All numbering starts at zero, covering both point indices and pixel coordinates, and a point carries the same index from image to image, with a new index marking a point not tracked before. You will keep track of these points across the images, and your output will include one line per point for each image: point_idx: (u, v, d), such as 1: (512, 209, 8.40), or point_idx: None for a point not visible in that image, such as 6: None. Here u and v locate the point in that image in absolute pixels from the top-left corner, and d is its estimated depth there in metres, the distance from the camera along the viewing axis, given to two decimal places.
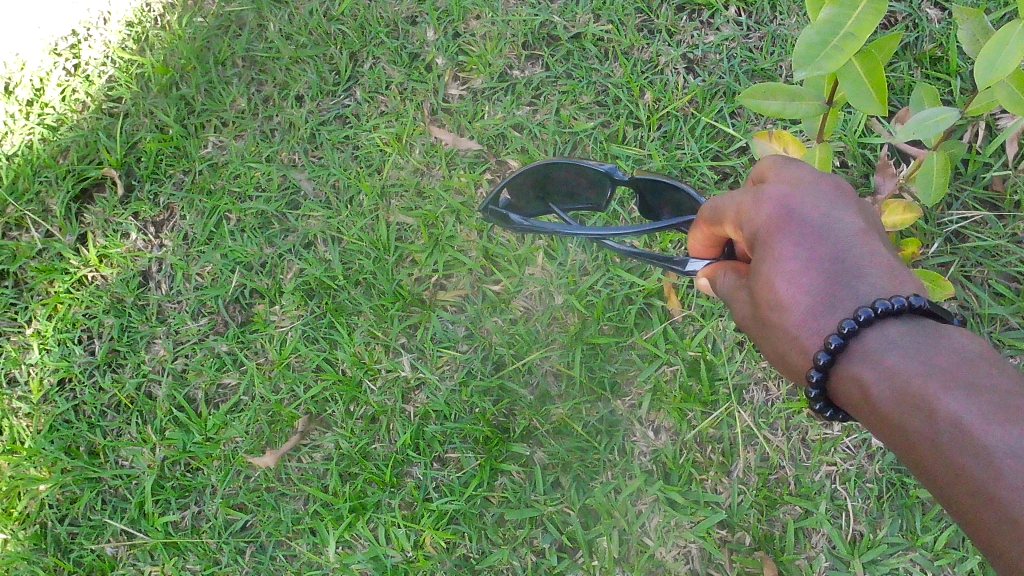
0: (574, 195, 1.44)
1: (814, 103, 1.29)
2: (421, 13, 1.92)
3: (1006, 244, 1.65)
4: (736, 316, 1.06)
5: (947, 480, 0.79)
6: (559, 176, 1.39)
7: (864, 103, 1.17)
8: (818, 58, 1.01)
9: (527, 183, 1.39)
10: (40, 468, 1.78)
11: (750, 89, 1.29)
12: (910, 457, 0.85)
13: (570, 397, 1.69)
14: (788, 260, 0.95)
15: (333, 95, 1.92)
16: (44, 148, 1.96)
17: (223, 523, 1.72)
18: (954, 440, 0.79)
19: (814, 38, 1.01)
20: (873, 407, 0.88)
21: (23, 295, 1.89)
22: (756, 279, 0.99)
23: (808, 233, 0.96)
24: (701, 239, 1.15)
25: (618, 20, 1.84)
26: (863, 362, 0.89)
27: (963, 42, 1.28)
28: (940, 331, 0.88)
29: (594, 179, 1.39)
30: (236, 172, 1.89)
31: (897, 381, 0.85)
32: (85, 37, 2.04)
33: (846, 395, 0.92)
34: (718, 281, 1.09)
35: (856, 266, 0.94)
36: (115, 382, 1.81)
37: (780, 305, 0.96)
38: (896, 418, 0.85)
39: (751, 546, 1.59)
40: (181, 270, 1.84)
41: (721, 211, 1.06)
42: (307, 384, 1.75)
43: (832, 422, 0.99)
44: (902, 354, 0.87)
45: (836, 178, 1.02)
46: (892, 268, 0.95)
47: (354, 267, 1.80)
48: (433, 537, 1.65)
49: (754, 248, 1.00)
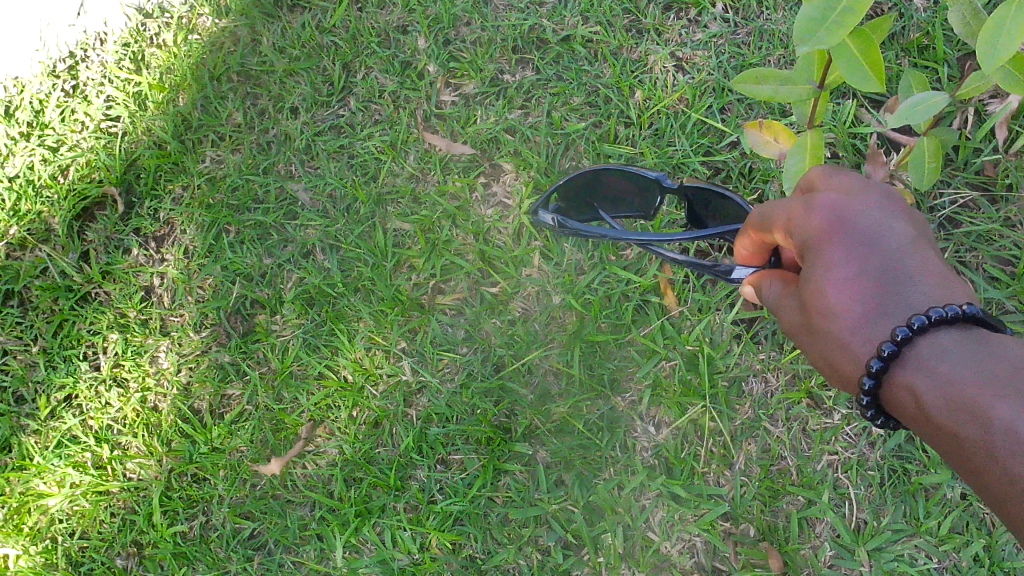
0: (621, 202, 1.58)
1: (806, 87, 1.30)
2: (412, 22, 1.94)
3: (999, 227, 1.66)
4: (784, 322, 1.11)
5: (999, 487, 0.84)
6: (608, 180, 1.54)
7: (856, 77, 1.15)
8: (818, 36, 0.99)
9: (580, 182, 1.55)
10: (51, 484, 1.81)
11: (745, 74, 1.29)
12: (961, 463, 0.89)
13: (571, 395, 1.70)
14: (838, 269, 1.00)
15: (327, 106, 1.93)
16: (45, 169, 1.99)
17: (230, 532, 1.74)
18: (1005, 447, 0.83)
19: (813, 14, 0.98)
20: (924, 413, 0.93)
21: (28, 314, 1.92)
22: (807, 287, 1.03)
23: (857, 242, 1.00)
24: (747, 247, 1.20)
25: (606, 21, 1.86)
26: (915, 370, 0.94)
27: (955, 26, 1.21)
28: (992, 340, 0.92)
29: (643, 186, 1.53)
30: (234, 186, 1.91)
31: (950, 389, 0.90)
32: (82, 59, 2.07)
33: (897, 401, 0.97)
34: (764, 289, 1.14)
35: (905, 275, 0.99)
36: (122, 396, 1.84)
37: (830, 312, 1.01)
38: (948, 425, 0.89)
39: (754, 537, 1.61)
40: (183, 284, 1.87)
41: (770, 218, 1.10)
42: (310, 392, 1.77)
43: (883, 427, 1.04)
44: (955, 362, 0.91)
45: (884, 189, 1.07)
46: (942, 277, 1.00)
47: (353, 274, 1.81)
48: (439, 539, 1.67)
49: (804, 257, 1.04)
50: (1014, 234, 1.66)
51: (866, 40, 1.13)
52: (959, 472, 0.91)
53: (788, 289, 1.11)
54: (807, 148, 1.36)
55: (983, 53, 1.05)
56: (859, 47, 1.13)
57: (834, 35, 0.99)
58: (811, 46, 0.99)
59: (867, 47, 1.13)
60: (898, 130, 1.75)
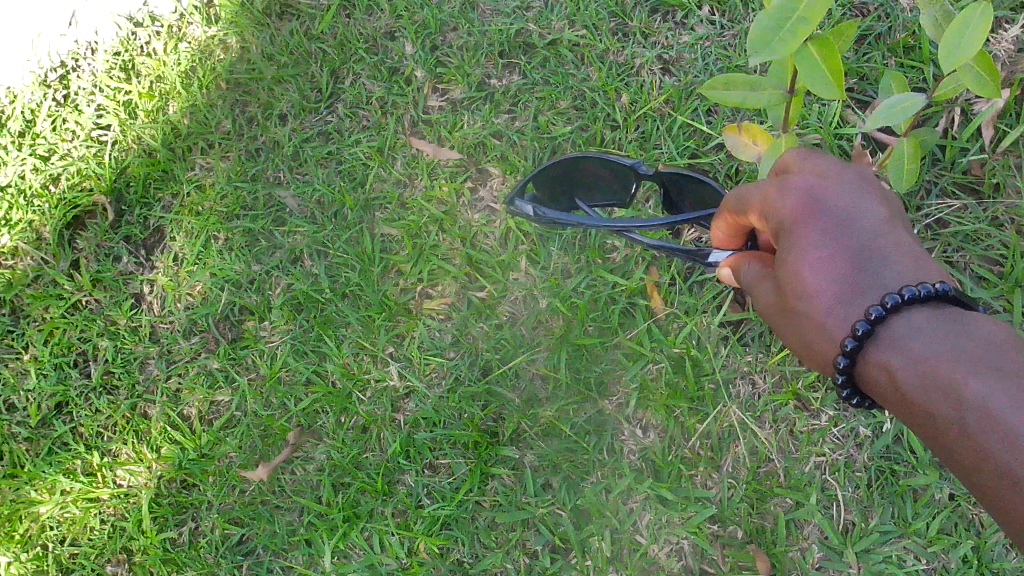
0: (597, 190, 1.59)
1: (775, 92, 1.34)
2: (399, 27, 1.94)
3: (986, 228, 1.65)
4: (760, 304, 1.12)
5: (974, 463, 0.85)
6: (583, 169, 1.56)
7: (819, 85, 1.16)
8: (770, 45, 1.03)
9: (554, 171, 1.57)
10: (40, 491, 1.83)
11: (713, 80, 1.32)
12: (938, 440, 0.91)
13: (558, 399, 1.70)
14: (813, 249, 1.01)
15: (315, 112, 1.94)
16: (36, 178, 1.99)
17: (219, 538, 1.75)
18: (980, 423, 0.84)
19: (768, 24, 1.03)
20: (899, 392, 0.94)
21: (20, 322, 1.93)
22: (782, 267, 1.04)
23: (833, 222, 1.01)
24: (723, 230, 1.22)
25: (592, 25, 1.85)
26: (889, 348, 0.95)
27: (926, 27, 1.29)
28: (963, 317, 0.94)
29: (620, 172, 1.55)
30: (224, 193, 1.91)
31: (924, 366, 0.91)
32: (74, 68, 2.07)
33: (872, 379, 0.98)
34: (743, 270, 1.15)
35: (880, 253, 1.00)
36: (111, 403, 1.85)
37: (805, 292, 1.02)
38: (923, 403, 0.91)
39: (743, 539, 1.61)
40: (172, 290, 1.88)
41: (745, 201, 1.11)
42: (298, 398, 1.78)
43: (858, 406, 1.05)
44: (929, 339, 0.93)
45: (858, 170, 1.08)
46: (916, 255, 1.01)
47: (341, 280, 1.82)
48: (426, 544, 1.67)
49: (780, 238, 1.05)
50: (1001, 233, 1.65)
51: (829, 49, 1.13)
52: (935, 448, 0.93)
53: (766, 271, 1.11)
54: (780, 151, 1.39)
55: (943, 53, 1.14)
56: (821, 54, 1.14)
57: (787, 45, 1.04)
58: (764, 57, 1.03)
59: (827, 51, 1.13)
60: (885, 130, 1.74)
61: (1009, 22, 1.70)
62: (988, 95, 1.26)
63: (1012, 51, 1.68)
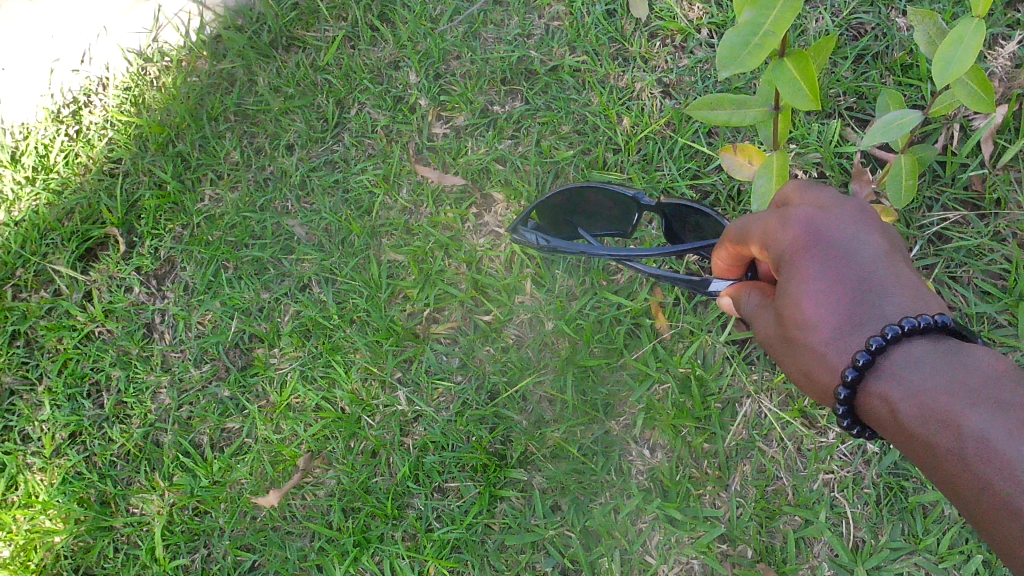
0: (601, 219, 1.62)
1: (762, 109, 1.37)
2: (403, 57, 1.98)
3: (989, 242, 1.65)
4: (760, 334, 1.13)
5: (974, 494, 0.87)
6: (587, 198, 1.58)
7: (795, 96, 1.20)
8: (739, 58, 1.08)
9: (557, 201, 1.59)
10: (55, 520, 1.84)
11: (699, 100, 1.37)
12: (938, 472, 0.92)
13: (565, 420, 1.71)
14: (815, 281, 1.01)
15: (322, 141, 1.97)
16: (50, 212, 2.02)
17: (231, 564, 1.77)
18: (979, 455, 0.86)
19: (736, 40, 1.07)
20: (900, 423, 0.95)
21: (34, 354, 1.95)
22: (782, 298, 1.05)
23: (833, 254, 1.03)
24: (724, 260, 1.23)
25: (592, 51, 1.88)
26: (889, 380, 0.96)
27: (920, 44, 1.31)
28: (963, 350, 0.95)
29: (622, 203, 1.57)
30: (232, 223, 1.94)
31: (925, 398, 0.93)
32: (85, 103, 2.11)
33: (873, 410, 0.99)
34: (743, 300, 1.16)
35: (879, 286, 1.02)
36: (124, 433, 1.87)
37: (806, 324, 1.02)
38: (924, 434, 0.92)
39: (752, 558, 1.60)
40: (183, 320, 1.91)
41: (746, 232, 1.12)
42: (307, 423, 1.79)
43: (858, 436, 1.06)
44: (928, 372, 0.94)
45: (858, 202, 1.09)
46: (915, 287, 1.02)
47: (349, 306, 1.84)
48: (436, 566, 1.68)
49: (780, 269, 1.06)
50: (1003, 248, 1.65)
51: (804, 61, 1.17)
52: (935, 480, 0.94)
53: (766, 301, 1.12)
54: (772, 170, 1.40)
55: (938, 69, 1.15)
56: (796, 67, 1.18)
57: (753, 57, 1.08)
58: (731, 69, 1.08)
59: (805, 67, 1.17)
60: (884, 148, 1.75)
61: (1005, 39, 1.71)
62: (981, 110, 1.27)
63: (1009, 67, 1.69)
